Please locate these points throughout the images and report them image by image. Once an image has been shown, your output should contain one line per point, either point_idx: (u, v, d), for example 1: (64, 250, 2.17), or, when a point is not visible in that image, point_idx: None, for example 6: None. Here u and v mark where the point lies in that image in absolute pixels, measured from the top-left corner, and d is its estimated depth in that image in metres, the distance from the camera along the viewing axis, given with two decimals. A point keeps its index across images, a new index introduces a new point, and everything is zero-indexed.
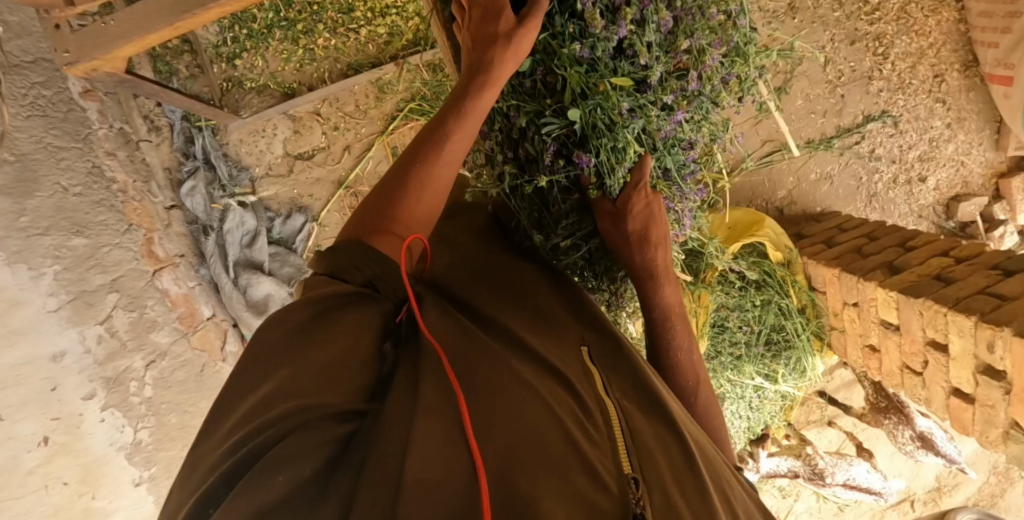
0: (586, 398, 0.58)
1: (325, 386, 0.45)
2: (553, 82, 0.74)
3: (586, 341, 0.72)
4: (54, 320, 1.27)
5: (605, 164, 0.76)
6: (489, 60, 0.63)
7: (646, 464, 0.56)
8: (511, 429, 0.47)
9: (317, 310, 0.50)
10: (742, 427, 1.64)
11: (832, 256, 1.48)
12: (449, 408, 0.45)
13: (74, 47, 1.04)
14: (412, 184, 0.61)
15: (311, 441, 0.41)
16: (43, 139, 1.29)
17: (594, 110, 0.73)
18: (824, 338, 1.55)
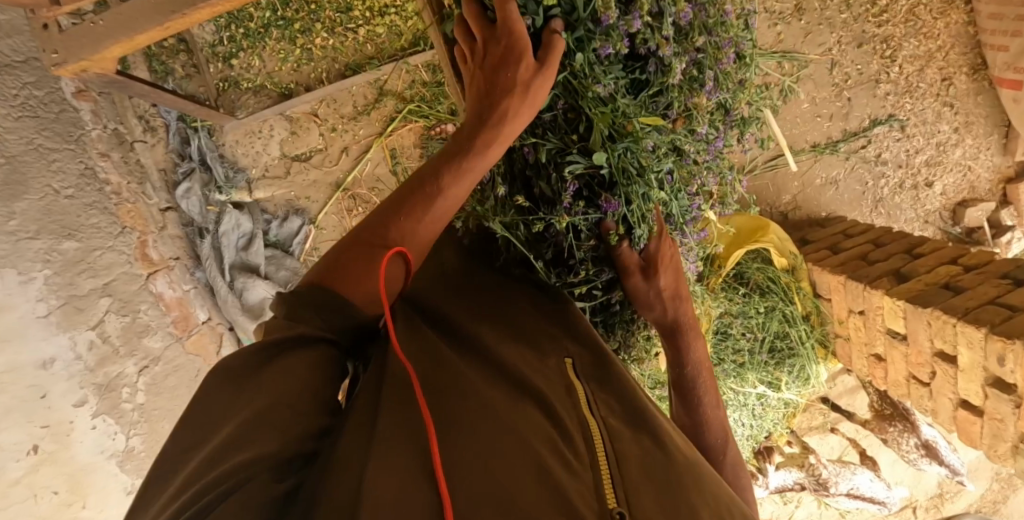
0: (566, 422, 0.57)
1: (265, 434, 0.44)
2: (574, 119, 0.74)
3: (572, 356, 0.70)
4: (42, 325, 1.24)
5: (635, 212, 0.76)
6: (504, 115, 0.63)
7: (636, 486, 0.53)
8: (479, 474, 0.46)
9: (266, 356, 0.49)
10: (745, 435, 1.60)
11: (837, 262, 1.46)
12: (407, 462, 0.45)
13: (61, 47, 1.01)
14: (406, 228, 0.61)
15: (253, 500, 0.40)
16: (34, 140, 1.26)
17: (623, 151, 0.73)
18: (829, 346, 1.52)
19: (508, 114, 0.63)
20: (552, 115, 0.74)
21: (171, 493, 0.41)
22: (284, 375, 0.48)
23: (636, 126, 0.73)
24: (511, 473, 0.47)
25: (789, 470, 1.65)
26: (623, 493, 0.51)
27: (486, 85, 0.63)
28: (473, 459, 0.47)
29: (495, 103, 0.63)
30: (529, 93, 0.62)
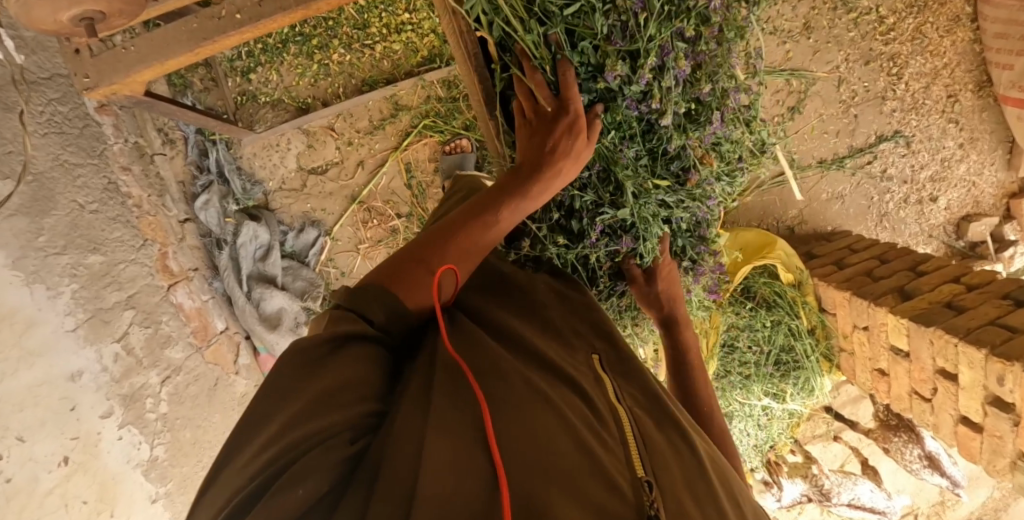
0: (597, 403, 0.60)
1: (331, 407, 0.47)
2: (605, 176, 0.90)
3: (597, 350, 0.73)
4: (71, 338, 1.27)
5: (646, 247, 0.94)
6: (558, 170, 0.72)
7: (664, 465, 0.57)
8: (527, 444, 0.49)
9: (336, 344, 0.52)
10: (749, 445, 1.65)
11: (843, 278, 1.49)
12: (463, 427, 0.48)
13: (93, 70, 1.04)
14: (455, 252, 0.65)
15: (328, 459, 0.44)
16: (60, 155, 1.26)
17: (641, 204, 0.90)
18: (833, 360, 1.56)
19: (561, 172, 0.73)
20: (588, 174, 0.90)
21: (255, 447, 0.44)
22: (354, 359, 0.51)
23: (649, 186, 0.89)
24: (558, 447, 0.50)
25: (794, 482, 1.69)
26: (653, 470, 0.55)
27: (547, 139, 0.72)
28: (525, 432, 0.51)
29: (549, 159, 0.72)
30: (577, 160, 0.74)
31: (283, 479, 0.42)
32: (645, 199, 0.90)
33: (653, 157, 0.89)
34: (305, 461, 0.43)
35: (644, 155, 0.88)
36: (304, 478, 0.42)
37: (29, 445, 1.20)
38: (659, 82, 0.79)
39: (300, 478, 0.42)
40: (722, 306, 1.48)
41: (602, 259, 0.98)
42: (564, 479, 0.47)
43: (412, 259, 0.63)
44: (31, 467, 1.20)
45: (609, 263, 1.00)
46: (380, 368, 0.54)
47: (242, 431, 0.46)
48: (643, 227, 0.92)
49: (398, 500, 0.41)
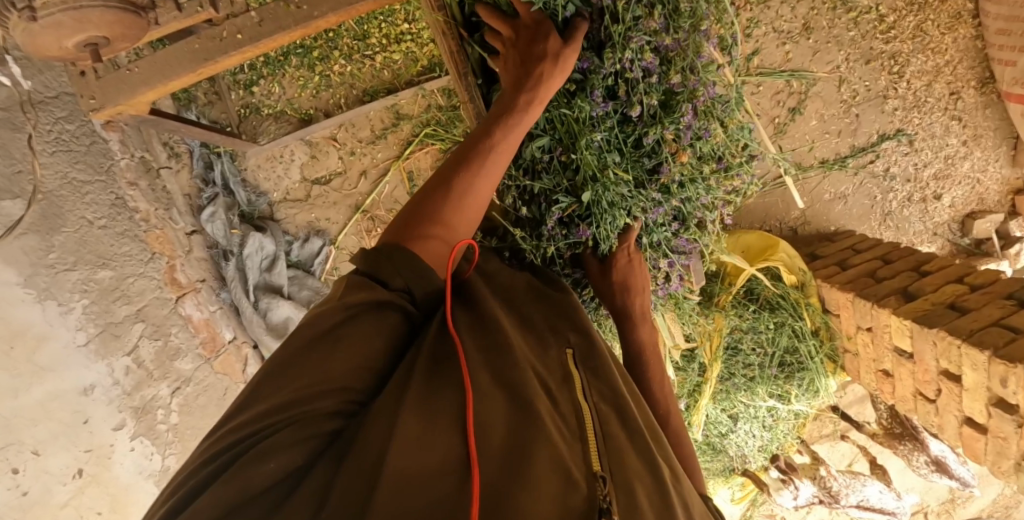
0: (561, 404, 0.63)
1: (322, 389, 0.53)
2: (567, 162, 0.93)
3: (572, 344, 0.74)
4: (82, 353, 1.33)
5: (601, 233, 0.94)
6: (539, 76, 0.73)
7: (620, 465, 0.61)
8: (489, 438, 0.54)
9: (348, 314, 0.58)
10: (755, 446, 1.66)
11: (846, 279, 1.48)
12: (434, 420, 0.53)
13: (97, 90, 1.05)
14: (456, 190, 0.69)
15: (302, 433, 0.51)
16: (68, 174, 1.30)
17: (600, 191, 0.91)
18: (838, 361, 1.56)
19: (542, 78, 0.73)
20: (550, 158, 0.93)
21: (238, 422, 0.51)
22: (353, 342, 0.57)
23: (610, 175, 0.91)
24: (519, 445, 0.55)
25: (805, 484, 1.66)
26: (608, 467, 0.60)
27: (522, 56, 0.75)
28: (491, 429, 0.55)
29: (533, 69, 0.73)
30: (560, 61, 0.74)
31: (259, 448, 0.49)
32: (605, 186, 0.91)
33: (627, 147, 0.94)
34: (279, 437, 0.50)
35: (614, 144, 0.92)
36: (273, 453, 0.48)
37: (44, 458, 1.31)
38: (625, 75, 0.86)
39: (269, 452, 0.48)
40: (726, 309, 1.49)
41: (563, 249, 1.00)
42: (523, 474, 0.51)
43: (422, 206, 0.68)
44: (45, 480, 1.31)
45: (570, 252, 1.02)
46: (371, 354, 0.58)
47: (240, 403, 0.52)
48: (606, 216, 0.93)
49: (360, 476, 0.47)
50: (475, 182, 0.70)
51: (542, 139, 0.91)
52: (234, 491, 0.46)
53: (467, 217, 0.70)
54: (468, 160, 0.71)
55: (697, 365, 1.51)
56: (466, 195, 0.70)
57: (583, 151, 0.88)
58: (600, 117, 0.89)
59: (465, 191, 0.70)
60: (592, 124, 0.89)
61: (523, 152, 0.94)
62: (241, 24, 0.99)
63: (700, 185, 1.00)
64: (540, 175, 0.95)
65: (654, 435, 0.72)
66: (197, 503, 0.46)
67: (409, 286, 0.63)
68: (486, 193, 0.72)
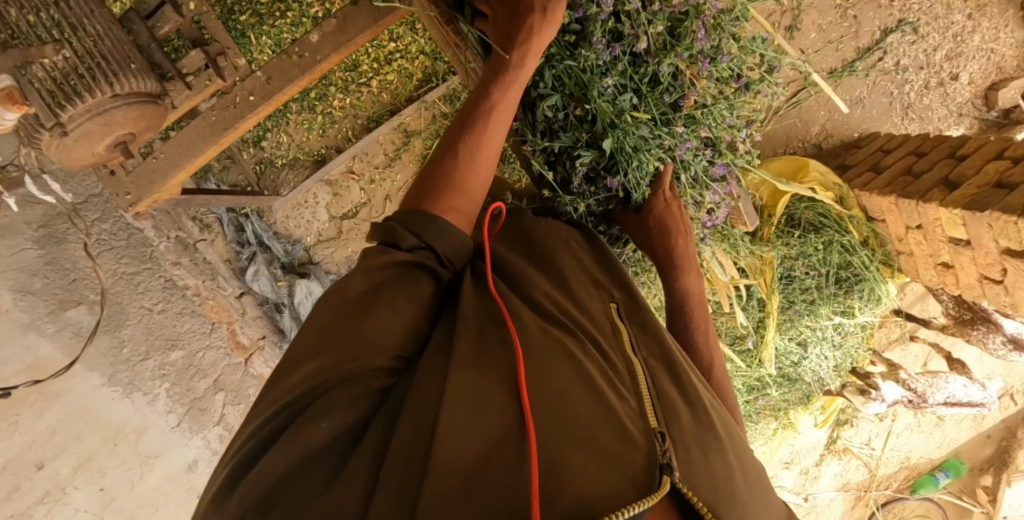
0: (612, 353, 0.61)
1: (367, 351, 0.52)
2: (582, 115, 0.91)
3: (615, 298, 0.70)
4: (178, 434, 1.44)
5: (632, 182, 0.92)
6: (529, 26, 0.70)
7: (674, 417, 0.58)
8: (546, 395, 0.52)
9: (373, 285, 0.56)
10: (830, 367, 1.67)
11: (883, 183, 1.47)
12: (487, 384, 0.51)
13: (130, 182, 1.08)
14: (464, 156, 0.66)
15: (354, 392, 0.51)
16: (117, 270, 1.35)
17: (621, 137, 0.90)
18: (894, 264, 1.56)
19: (533, 29, 0.70)
20: (565, 114, 0.92)
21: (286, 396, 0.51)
22: (391, 308, 0.55)
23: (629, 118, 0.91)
24: (575, 398, 0.53)
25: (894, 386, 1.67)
26: (664, 422, 0.57)
27: (512, 9, 0.72)
28: (548, 386, 0.53)
29: (521, 20, 0.70)
30: (549, 13, 0.70)
31: (316, 406, 0.50)
32: (625, 129, 0.90)
33: (644, 86, 0.94)
34: (331, 396, 0.50)
35: (627, 85, 0.92)
36: (325, 413, 0.49)
37: None
38: (624, 10, 0.87)
39: (325, 409, 0.49)
40: (772, 241, 1.49)
41: (595, 206, 0.97)
42: (577, 432, 0.50)
43: (426, 182, 0.66)
44: None
45: (603, 210, 0.99)
46: (411, 320, 0.56)
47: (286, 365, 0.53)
48: (633, 160, 0.92)
49: (416, 452, 0.46)
50: (478, 151, 0.67)
51: (552, 96, 0.89)
52: (293, 451, 0.48)
53: (475, 182, 0.66)
54: (467, 129, 0.67)
55: (756, 301, 1.53)
56: (472, 166, 0.66)
57: (598, 98, 0.88)
58: (610, 61, 0.89)
59: (468, 163, 0.66)
60: (602, 69, 0.89)
61: (536, 114, 0.91)
62: (248, 86, 1.01)
63: (724, 107, 1.00)
64: (558, 134, 0.92)
65: (708, 394, 0.69)
66: (273, 452, 0.48)
67: (428, 241, 0.60)
68: (492, 162, 0.69)
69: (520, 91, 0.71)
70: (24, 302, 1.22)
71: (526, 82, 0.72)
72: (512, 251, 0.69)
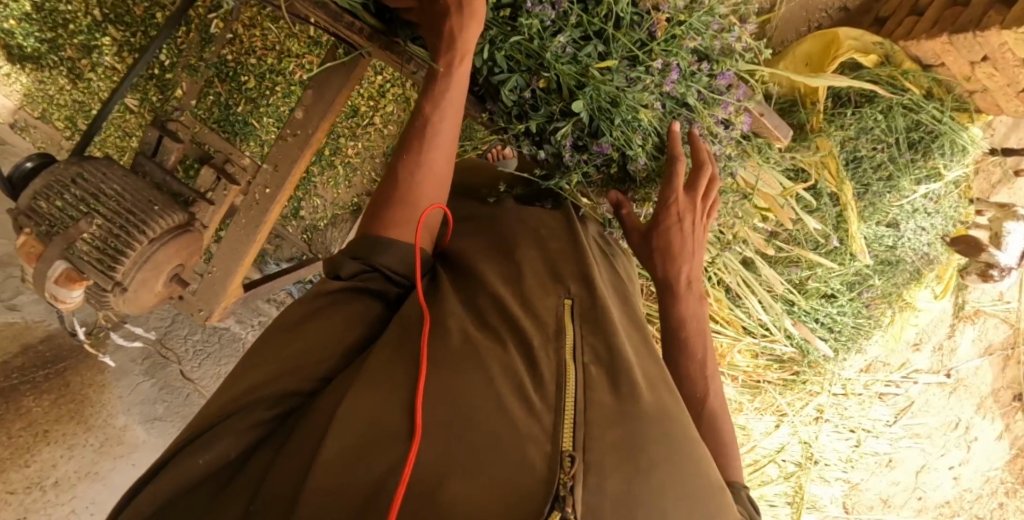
0: (542, 359, 0.53)
1: (291, 371, 0.53)
2: (546, 84, 0.72)
3: (572, 294, 0.65)
4: None
5: (622, 140, 0.76)
6: (451, 29, 0.63)
7: (599, 429, 0.47)
8: (438, 420, 0.45)
9: (309, 313, 0.57)
10: (933, 236, 1.55)
11: (930, 24, 1.29)
12: (370, 417, 0.46)
13: (198, 301, 1.14)
14: (411, 178, 0.63)
15: (241, 425, 0.50)
16: (217, 372, 1.48)
17: (593, 96, 0.72)
18: (970, 107, 1.41)
19: (455, 32, 0.63)
20: (529, 90, 0.72)
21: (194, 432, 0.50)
22: (317, 331, 0.55)
23: (598, 73, 0.71)
24: (469, 421, 0.45)
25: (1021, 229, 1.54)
26: (585, 430, 0.47)
27: (434, 12, 0.65)
28: (445, 411, 0.46)
29: (441, 23, 0.64)
30: (468, 9, 0.63)
31: (205, 437, 0.49)
32: (597, 86, 0.72)
33: (604, 23, 0.72)
34: (220, 427, 0.49)
35: (588, 30, 0.72)
36: (204, 449, 0.48)
37: None
38: None
39: (213, 440, 0.49)
40: (825, 130, 1.35)
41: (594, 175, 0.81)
42: (453, 462, 0.42)
43: (370, 210, 0.62)
44: None
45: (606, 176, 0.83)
46: (335, 353, 0.55)
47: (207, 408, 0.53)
48: (620, 118, 0.74)
49: (274, 501, 0.42)
50: (422, 169, 0.63)
51: (511, 79, 0.70)
52: (170, 485, 0.47)
53: (429, 198, 0.63)
54: (407, 149, 0.64)
55: (829, 198, 1.40)
56: (418, 188, 0.63)
57: (556, 63, 0.70)
58: (558, 11, 0.70)
59: (411, 182, 0.62)
60: (552, 27, 0.70)
61: (499, 101, 0.74)
62: (258, 181, 1.05)
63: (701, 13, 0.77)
64: (530, 114, 0.74)
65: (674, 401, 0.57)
66: (151, 488, 0.47)
67: (371, 261, 0.58)
68: (437, 174, 0.64)
69: (462, 97, 0.66)
70: (155, 429, 1.36)
71: (468, 87, 0.66)
72: (472, 258, 0.69)
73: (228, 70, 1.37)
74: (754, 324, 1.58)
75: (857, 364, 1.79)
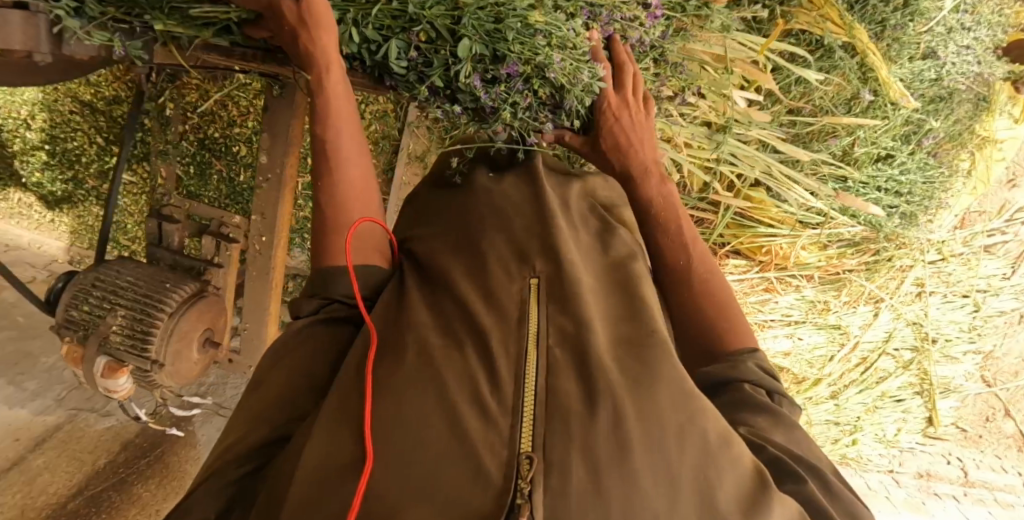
0: (499, 361, 0.62)
1: (263, 427, 0.64)
2: (427, 34, 0.68)
3: (537, 273, 0.75)
4: None
5: (529, 56, 0.69)
6: (307, 50, 0.67)
7: (560, 422, 0.56)
8: (393, 446, 0.54)
9: (279, 358, 0.69)
10: (983, 53, 1.36)
11: None
12: (333, 457, 0.56)
13: (242, 358, 1.17)
14: (334, 199, 0.74)
15: (216, 487, 0.60)
16: None
17: (476, 21, 0.66)
18: None
19: (310, 50, 0.67)
20: (415, 50, 0.69)
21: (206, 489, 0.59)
22: (286, 379, 0.67)
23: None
24: (432, 440, 0.54)
25: None
26: (546, 426, 0.55)
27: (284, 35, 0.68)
28: (400, 436, 0.55)
29: (296, 47, 0.68)
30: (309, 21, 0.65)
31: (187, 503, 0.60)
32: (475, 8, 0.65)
33: None
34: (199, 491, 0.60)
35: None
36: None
37: None
38: None
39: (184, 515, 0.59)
40: None
41: (525, 108, 0.75)
42: (420, 489, 0.50)
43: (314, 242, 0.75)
44: None
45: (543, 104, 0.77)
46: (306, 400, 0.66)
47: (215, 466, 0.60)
48: (513, 33, 0.68)
49: None
50: (340, 188, 0.74)
51: (390, 47, 0.68)
52: None
53: (357, 205, 0.75)
54: (323, 175, 0.74)
55: (843, 51, 1.22)
56: (346, 202, 0.74)
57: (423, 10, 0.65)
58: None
59: (335, 204, 0.74)
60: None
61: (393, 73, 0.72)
62: (254, 232, 1.08)
63: None
64: (427, 72, 0.71)
65: (643, 366, 0.64)
66: None
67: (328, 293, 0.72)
68: (358, 181, 0.76)
69: (348, 104, 0.73)
70: None
71: (349, 91, 0.73)
72: (443, 273, 0.77)
73: (219, 145, 1.43)
74: (807, 213, 1.45)
75: (948, 222, 1.59)
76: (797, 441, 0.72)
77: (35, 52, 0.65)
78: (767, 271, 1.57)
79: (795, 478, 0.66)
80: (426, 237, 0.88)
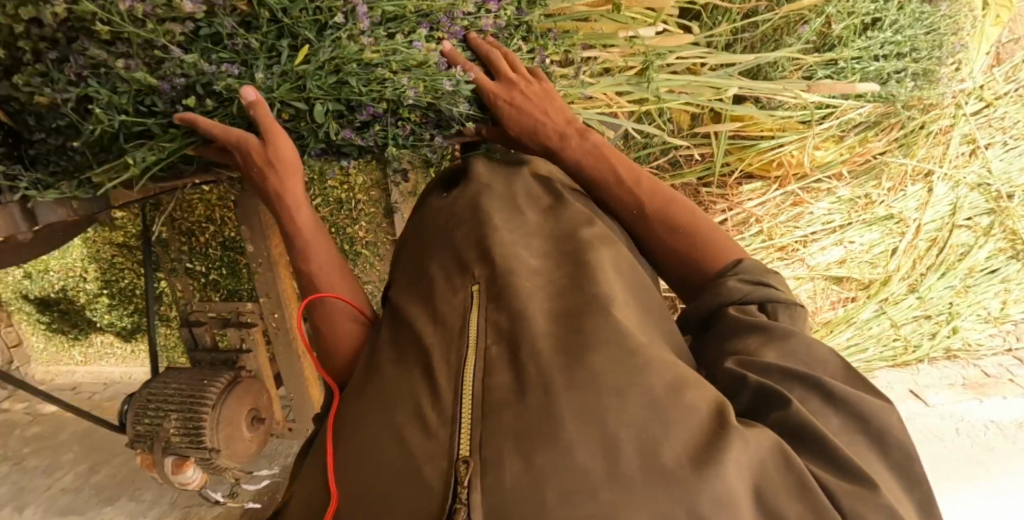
0: (439, 375, 0.62)
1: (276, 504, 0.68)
2: (287, 113, 0.73)
3: (477, 279, 0.74)
4: None
5: (381, 92, 0.75)
6: (277, 187, 0.73)
7: (495, 417, 0.55)
8: (352, 482, 0.57)
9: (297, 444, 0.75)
10: None
11: None
12: (311, 505, 0.59)
13: (299, 423, 1.28)
14: (327, 326, 0.75)
15: None
16: None
17: (317, 85, 0.71)
18: None
19: (281, 188, 0.73)
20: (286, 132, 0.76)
21: None
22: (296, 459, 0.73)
23: (300, 70, 0.69)
24: (383, 468, 0.55)
25: None
26: (479, 424, 0.55)
27: (254, 177, 0.73)
28: (357, 471, 0.57)
29: (266, 187, 0.73)
30: (276, 160, 0.71)
31: None
32: (313, 78, 0.70)
33: (272, 30, 0.67)
34: None
35: (269, 44, 0.67)
36: None
37: None
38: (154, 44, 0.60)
39: None
40: None
41: (401, 135, 0.82)
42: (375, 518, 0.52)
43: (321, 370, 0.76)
44: None
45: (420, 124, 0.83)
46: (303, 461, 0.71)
47: None
48: (355, 77, 0.73)
49: None
50: (331, 314, 0.75)
51: None
52: None
53: (346, 326, 0.76)
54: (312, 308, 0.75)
55: None
56: (336, 327, 0.75)
57: (271, 93, 0.70)
58: (234, 52, 0.67)
59: (328, 330, 0.75)
60: (244, 70, 0.68)
61: None
62: (267, 312, 1.18)
63: None
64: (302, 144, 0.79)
65: (579, 338, 0.61)
66: None
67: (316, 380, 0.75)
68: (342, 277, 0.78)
69: (323, 233, 0.77)
70: None
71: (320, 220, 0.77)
72: (403, 306, 0.79)
73: None
74: (806, 111, 1.33)
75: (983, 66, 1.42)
76: (791, 353, 0.62)
77: (17, 232, 0.73)
78: (788, 185, 1.47)
79: (779, 404, 0.58)
80: (393, 276, 0.92)
